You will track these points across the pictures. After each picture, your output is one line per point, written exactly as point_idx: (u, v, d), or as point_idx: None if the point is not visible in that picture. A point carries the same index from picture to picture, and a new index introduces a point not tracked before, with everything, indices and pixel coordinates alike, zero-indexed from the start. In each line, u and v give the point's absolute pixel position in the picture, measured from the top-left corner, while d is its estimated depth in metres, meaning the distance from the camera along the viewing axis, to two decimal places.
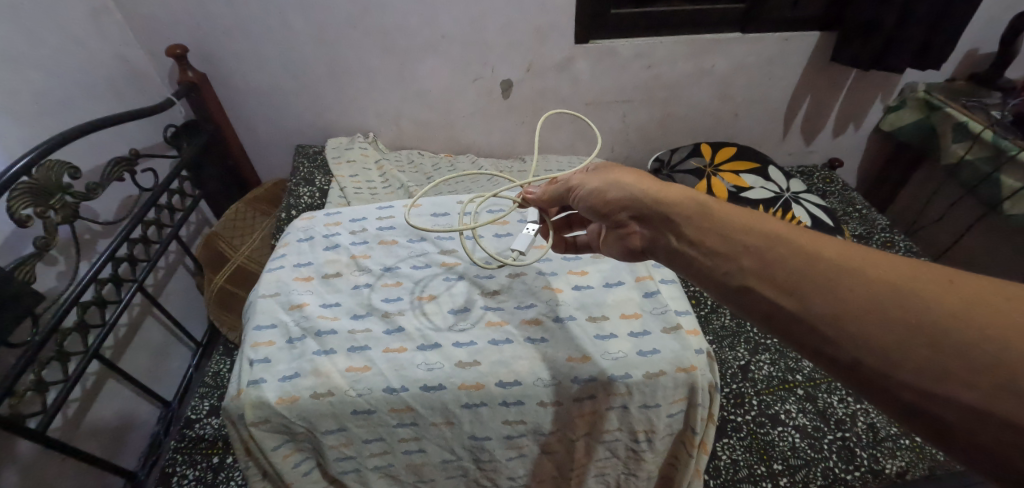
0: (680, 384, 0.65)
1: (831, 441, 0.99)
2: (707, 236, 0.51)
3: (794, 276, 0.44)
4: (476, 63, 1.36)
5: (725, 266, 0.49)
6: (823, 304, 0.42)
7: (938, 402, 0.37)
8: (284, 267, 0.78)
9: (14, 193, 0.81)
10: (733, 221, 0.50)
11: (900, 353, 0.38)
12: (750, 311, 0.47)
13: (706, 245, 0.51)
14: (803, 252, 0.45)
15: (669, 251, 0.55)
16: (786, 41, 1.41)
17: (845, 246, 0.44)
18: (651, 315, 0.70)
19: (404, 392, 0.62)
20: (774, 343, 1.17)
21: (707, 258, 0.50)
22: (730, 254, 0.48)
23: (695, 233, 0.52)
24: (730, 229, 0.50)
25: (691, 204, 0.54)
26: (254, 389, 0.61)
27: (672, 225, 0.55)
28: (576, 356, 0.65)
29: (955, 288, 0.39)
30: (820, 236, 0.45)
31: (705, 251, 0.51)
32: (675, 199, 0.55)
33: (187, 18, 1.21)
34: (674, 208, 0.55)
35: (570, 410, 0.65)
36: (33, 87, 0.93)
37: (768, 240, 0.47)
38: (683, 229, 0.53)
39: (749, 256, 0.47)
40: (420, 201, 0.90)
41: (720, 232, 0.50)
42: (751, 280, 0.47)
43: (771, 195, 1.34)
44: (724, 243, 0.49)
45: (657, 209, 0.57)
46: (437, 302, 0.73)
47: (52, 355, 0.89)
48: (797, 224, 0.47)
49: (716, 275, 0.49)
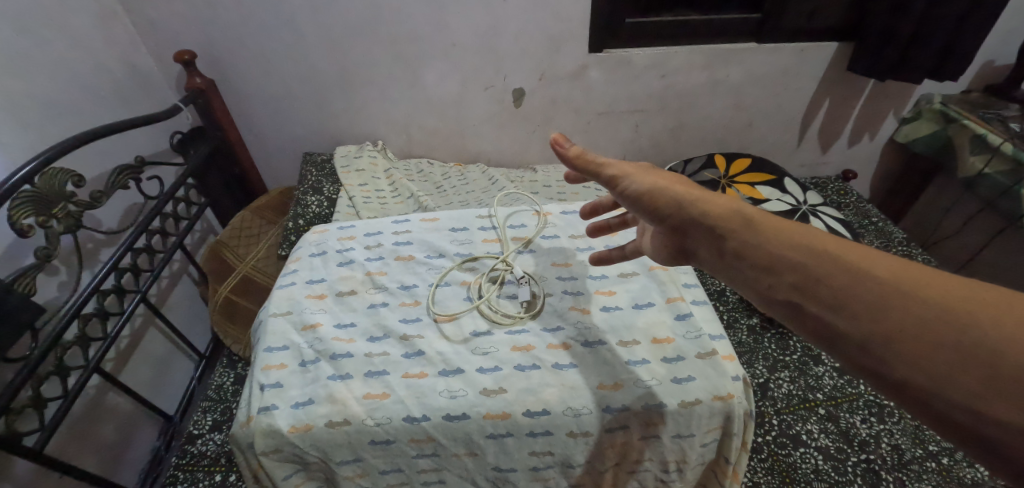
0: (716, 413, 0.62)
1: (855, 464, 0.95)
2: (752, 250, 0.47)
3: (840, 296, 0.40)
4: (487, 71, 1.34)
5: (767, 281, 0.45)
6: (869, 323, 0.38)
7: (992, 426, 0.33)
8: (296, 283, 0.75)
9: (15, 202, 0.78)
10: (780, 235, 0.46)
11: (959, 379, 0.34)
12: (797, 326, 0.43)
13: (751, 259, 0.47)
14: (847, 268, 0.41)
15: (717, 261, 0.51)
16: (802, 52, 1.39)
17: (897, 263, 0.39)
18: (685, 340, 0.67)
19: (425, 421, 0.59)
20: (794, 359, 1.13)
21: (751, 272, 0.47)
22: (774, 270, 0.45)
23: (737, 248, 0.48)
24: (776, 243, 0.45)
25: (735, 216, 0.49)
26: (265, 416, 0.58)
27: (716, 240, 0.50)
28: (608, 383, 0.62)
29: (1016, 311, 0.34)
30: (869, 251, 0.41)
31: (751, 266, 0.47)
32: (720, 212, 0.50)
33: (195, 24, 1.19)
34: (719, 223, 0.50)
35: (600, 442, 0.62)
36: (36, 92, 0.91)
37: (814, 256, 0.43)
38: (728, 241, 0.49)
39: (793, 273, 0.43)
40: (438, 215, 0.87)
41: (765, 247, 0.46)
42: (795, 297, 0.43)
43: (789, 207, 1.29)
44: (768, 257, 0.45)
45: (700, 221, 0.51)
46: (458, 323, 0.70)
47: (51, 370, 0.85)
48: (845, 238, 0.43)
49: (760, 290, 0.46)
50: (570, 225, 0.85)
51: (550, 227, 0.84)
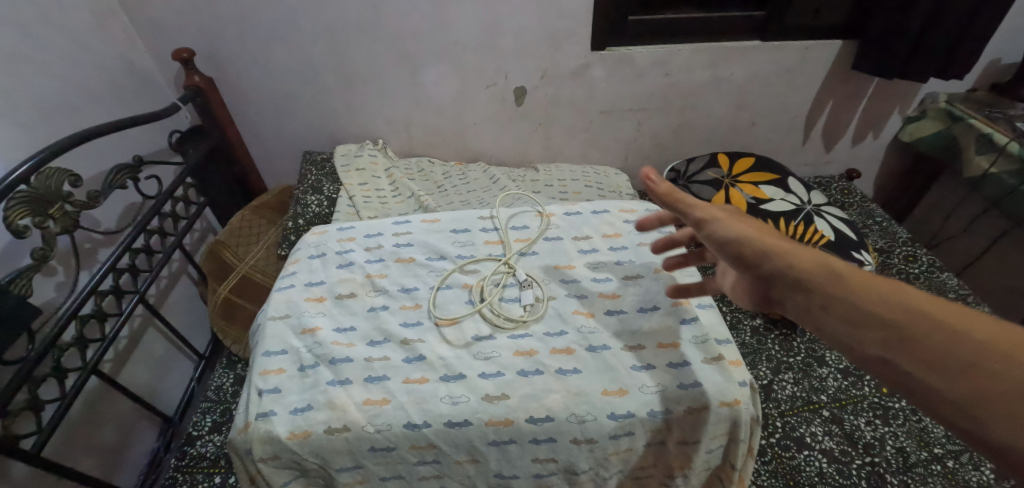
0: (722, 419, 0.62)
1: (860, 467, 0.94)
2: (839, 303, 0.46)
3: (938, 354, 0.39)
4: (489, 69, 1.32)
5: (854, 334, 0.44)
6: (969, 382, 0.37)
7: None
8: (294, 286, 0.75)
9: (11, 202, 0.77)
10: (870, 289, 0.45)
11: None
12: (886, 384, 0.42)
13: (836, 312, 0.46)
14: (944, 326, 0.40)
15: (800, 312, 0.50)
16: (807, 50, 1.37)
17: (999, 325, 0.38)
18: (692, 345, 0.66)
19: (426, 428, 0.59)
20: (798, 361, 1.12)
21: (836, 326, 0.46)
22: (863, 324, 0.44)
23: (822, 300, 0.47)
24: (865, 297, 0.45)
25: (822, 270, 0.48)
26: (263, 422, 0.59)
27: (801, 291, 0.49)
28: (612, 389, 0.62)
29: None
30: (967, 312, 0.40)
31: (838, 319, 0.45)
32: (807, 264, 0.50)
33: (194, 21, 1.17)
34: (805, 273, 0.49)
35: (604, 449, 0.61)
36: (33, 90, 0.90)
37: (908, 312, 0.42)
38: (813, 294, 0.48)
39: (882, 329, 0.42)
40: (439, 216, 0.86)
41: (852, 301, 0.45)
42: (886, 352, 0.42)
43: (793, 208, 1.26)
44: (856, 311, 0.44)
45: (787, 271, 0.51)
46: (460, 327, 0.69)
47: (48, 371, 0.84)
48: (941, 297, 0.42)
49: (848, 344, 0.45)
50: (573, 226, 0.84)
51: (554, 228, 0.84)
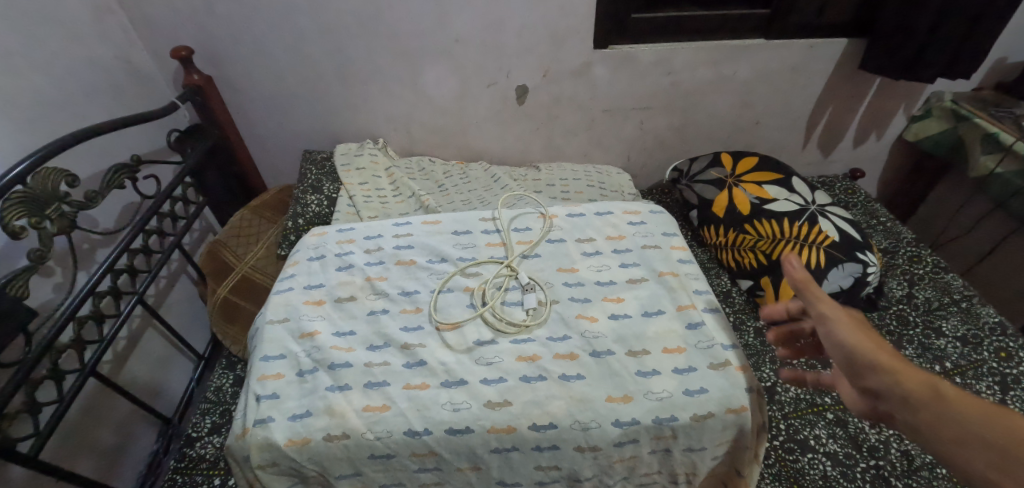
0: (728, 426, 0.65)
1: (864, 470, 0.93)
2: (946, 426, 0.43)
3: None
4: (490, 67, 1.31)
5: (964, 459, 0.42)
6: None
7: None
8: (294, 288, 0.77)
9: (6, 203, 0.76)
10: (987, 419, 0.42)
11: None
12: None
13: (943, 435, 0.43)
14: None
15: (909, 430, 0.47)
16: (811, 48, 1.36)
17: None
18: (697, 350, 0.69)
19: (426, 435, 0.62)
20: (803, 362, 1.11)
21: (942, 448, 0.43)
22: (976, 452, 0.41)
23: (929, 420, 0.45)
24: (979, 426, 0.42)
25: (934, 391, 0.46)
26: (260, 429, 0.61)
27: (909, 408, 0.46)
28: (616, 395, 0.65)
29: None
30: None
31: (949, 444, 0.43)
32: (919, 382, 0.47)
33: (192, 19, 1.16)
34: (914, 393, 0.46)
35: (608, 457, 0.64)
36: (29, 89, 0.88)
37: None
38: (921, 412, 0.45)
39: (996, 461, 0.40)
40: (440, 218, 0.89)
41: (963, 425, 0.43)
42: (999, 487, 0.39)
43: (797, 207, 1.23)
44: (967, 438, 0.42)
45: (897, 385, 0.48)
46: (462, 332, 0.71)
47: (45, 373, 0.83)
48: None
49: (956, 470, 0.42)
50: (575, 228, 0.87)
51: (557, 230, 0.87)
